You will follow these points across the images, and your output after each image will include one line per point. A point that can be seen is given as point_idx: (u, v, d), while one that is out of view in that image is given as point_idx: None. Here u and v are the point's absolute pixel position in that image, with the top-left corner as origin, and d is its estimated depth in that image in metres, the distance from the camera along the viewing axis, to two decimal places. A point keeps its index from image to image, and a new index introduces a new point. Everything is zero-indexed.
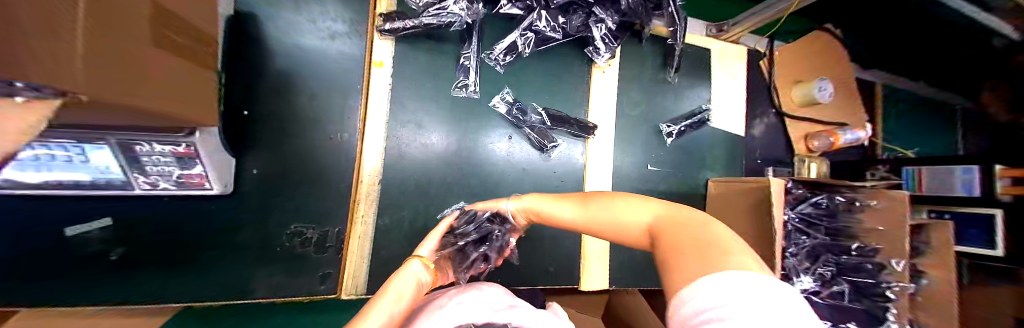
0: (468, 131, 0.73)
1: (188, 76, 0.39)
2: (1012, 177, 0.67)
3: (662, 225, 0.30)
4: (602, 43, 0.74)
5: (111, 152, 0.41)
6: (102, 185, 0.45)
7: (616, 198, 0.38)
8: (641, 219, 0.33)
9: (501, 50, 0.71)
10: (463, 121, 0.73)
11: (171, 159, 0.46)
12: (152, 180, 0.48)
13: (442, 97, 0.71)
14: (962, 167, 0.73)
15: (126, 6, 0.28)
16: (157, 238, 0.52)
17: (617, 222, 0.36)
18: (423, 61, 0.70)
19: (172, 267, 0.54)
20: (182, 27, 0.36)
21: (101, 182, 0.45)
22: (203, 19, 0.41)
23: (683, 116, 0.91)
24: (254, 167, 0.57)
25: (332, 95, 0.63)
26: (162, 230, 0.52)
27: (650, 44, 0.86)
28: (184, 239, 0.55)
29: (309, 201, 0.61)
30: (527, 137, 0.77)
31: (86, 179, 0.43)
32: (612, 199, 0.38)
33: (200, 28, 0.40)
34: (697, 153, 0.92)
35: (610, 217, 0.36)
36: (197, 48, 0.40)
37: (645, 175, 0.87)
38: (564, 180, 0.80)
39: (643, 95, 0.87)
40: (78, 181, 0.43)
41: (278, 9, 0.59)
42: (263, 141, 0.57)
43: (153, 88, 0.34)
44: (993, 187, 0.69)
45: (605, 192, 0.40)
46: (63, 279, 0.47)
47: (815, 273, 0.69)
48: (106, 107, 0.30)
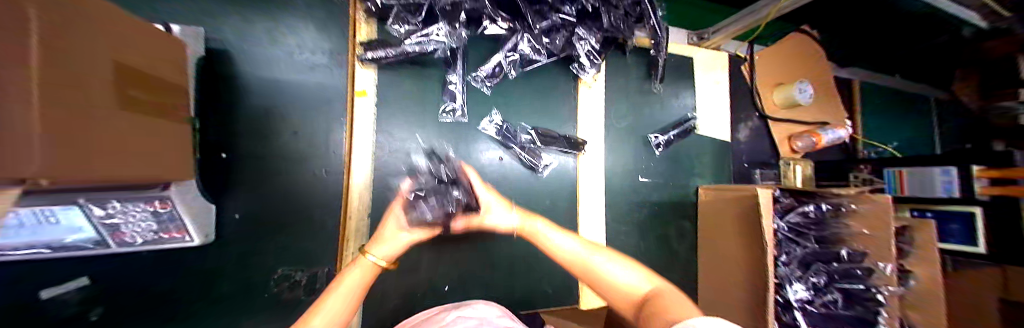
0: (457, 156, 0.72)
1: (148, 129, 0.37)
2: (988, 177, 0.71)
3: (665, 296, 0.36)
4: (587, 60, 0.74)
5: (85, 215, 0.40)
6: (77, 246, 0.44)
7: (616, 257, 0.42)
8: (643, 287, 0.38)
9: (486, 72, 0.70)
10: (451, 147, 0.72)
11: (148, 215, 0.44)
12: (129, 238, 0.46)
13: (428, 123, 0.70)
14: (939, 169, 0.76)
15: (73, 76, 0.27)
16: (134, 295, 0.50)
17: (612, 281, 0.40)
18: (408, 87, 0.69)
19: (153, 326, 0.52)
20: (133, 81, 0.34)
21: (75, 243, 0.44)
22: (158, 67, 0.38)
23: (670, 126, 0.91)
24: (236, 211, 0.55)
25: (315, 130, 0.61)
26: (142, 286, 0.51)
27: (633, 56, 0.87)
28: (162, 296, 0.52)
29: (296, 241, 0.60)
30: (517, 158, 0.76)
31: (60, 242, 0.42)
32: (610, 257, 0.42)
33: (157, 77, 0.38)
34: (686, 161, 0.93)
35: (599, 266, 0.41)
36: (155, 98, 0.38)
37: (637, 186, 0.88)
38: (556, 198, 0.79)
39: (629, 107, 0.87)
40: (52, 244, 0.42)
41: (254, 46, 0.58)
42: (244, 184, 0.56)
43: (109, 150, 0.32)
44: (972, 187, 0.72)
45: (604, 246, 0.44)
46: None
47: (808, 281, 0.70)
48: (66, 181, 0.28)
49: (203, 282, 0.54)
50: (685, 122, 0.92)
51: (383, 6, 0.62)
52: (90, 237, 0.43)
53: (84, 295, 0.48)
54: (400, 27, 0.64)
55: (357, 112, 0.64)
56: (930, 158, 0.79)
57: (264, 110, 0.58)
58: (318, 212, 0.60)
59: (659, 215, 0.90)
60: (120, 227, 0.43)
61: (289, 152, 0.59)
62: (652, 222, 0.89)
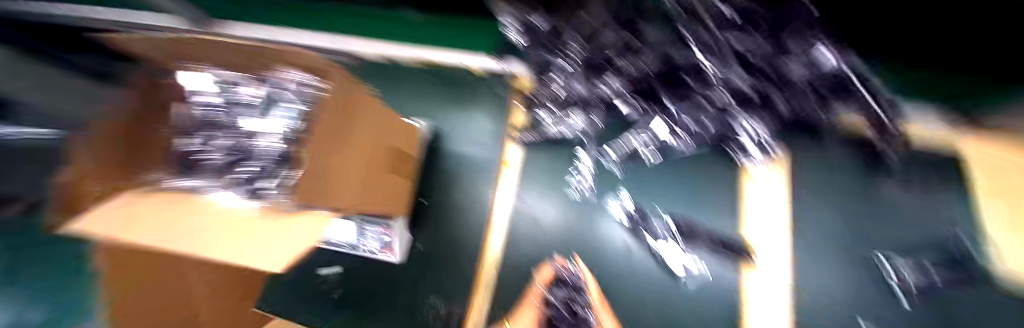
0: (584, 232, 0.72)
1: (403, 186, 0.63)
2: None
3: None
4: (756, 149, 0.62)
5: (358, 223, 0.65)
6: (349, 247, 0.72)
7: None
8: None
9: (620, 155, 0.69)
10: (579, 221, 0.73)
11: (383, 233, 0.67)
12: (370, 248, 0.70)
13: (561, 196, 0.75)
14: None
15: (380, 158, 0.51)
16: (355, 288, 0.72)
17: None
18: (548, 161, 0.77)
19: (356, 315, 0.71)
20: (402, 158, 0.60)
21: (349, 245, 0.72)
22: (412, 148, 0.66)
23: (921, 246, 0.59)
24: (419, 244, 0.74)
25: (474, 190, 0.77)
26: (360, 283, 0.72)
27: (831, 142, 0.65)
28: (367, 295, 0.72)
29: (445, 279, 0.72)
30: (652, 247, 0.69)
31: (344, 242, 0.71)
32: None
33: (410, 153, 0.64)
34: (959, 309, 0.57)
35: None
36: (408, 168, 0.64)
37: (840, 322, 0.61)
38: (699, 304, 0.65)
39: (827, 209, 0.66)
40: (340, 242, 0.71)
41: (451, 127, 0.82)
42: (427, 224, 0.76)
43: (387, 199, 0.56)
44: None
45: None
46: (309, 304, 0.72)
47: None
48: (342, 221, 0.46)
49: (385, 294, 0.72)
50: (945, 245, 0.58)
51: (535, 98, 0.73)
52: (352, 242, 0.70)
53: (336, 279, 0.73)
54: (545, 116, 0.72)
55: (503, 181, 0.77)
56: None
57: (444, 175, 0.78)
58: (459, 260, 0.73)
59: None
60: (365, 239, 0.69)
61: (454, 207, 0.76)
62: None
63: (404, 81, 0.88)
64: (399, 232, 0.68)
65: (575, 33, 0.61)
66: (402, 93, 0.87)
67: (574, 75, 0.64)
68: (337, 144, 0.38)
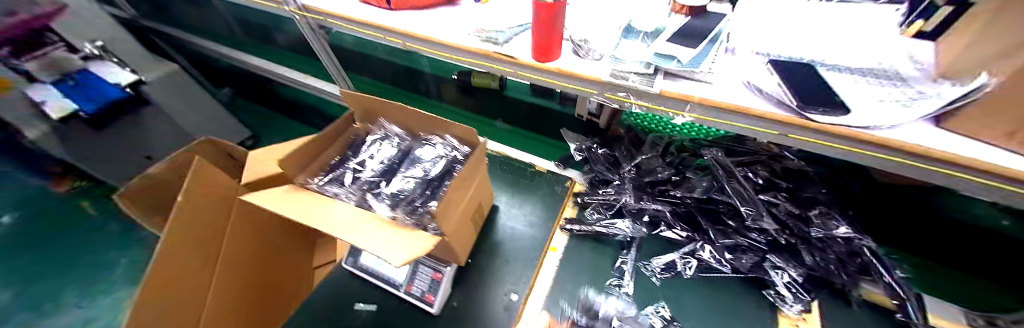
0: None
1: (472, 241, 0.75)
2: None
3: None
4: (788, 290, 0.67)
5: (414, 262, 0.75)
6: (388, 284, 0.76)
7: None
8: None
9: (660, 264, 0.75)
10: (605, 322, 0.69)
11: (433, 278, 0.73)
12: (411, 290, 0.74)
13: (593, 295, 0.73)
14: None
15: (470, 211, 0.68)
16: None
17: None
18: (586, 255, 0.81)
19: None
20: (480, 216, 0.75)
21: (389, 282, 0.76)
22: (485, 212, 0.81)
23: None
24: (455, 300, 0.76)
25: (515, 265, 0.82)
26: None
27: (863, 311, 0.67)
28: None
29: None
30: None
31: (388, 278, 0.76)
32: None
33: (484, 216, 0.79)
34: None
35: None
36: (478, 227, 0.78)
37: None
38: None
39: None
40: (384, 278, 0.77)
41: (509, 206, 0.96)
42: (466, 284, 0.79)
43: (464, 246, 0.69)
44: None
45: None
46: None
47: None
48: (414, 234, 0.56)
49: None
50: None
51: (587, 200, 0.89)
52: (400, 281, 0.75)
53: (368, 315, 0.74)
54: (594, 215, 0.85)
55: (546, 262, 0.81)
56: None
57: (494, 243, 0.87)
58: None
59: None
60: (417, 281, 0.74)
61: (494, 276, 0.80)
62: None
63: None
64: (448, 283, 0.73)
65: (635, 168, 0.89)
66: None
67: (629, 191, 0.84)
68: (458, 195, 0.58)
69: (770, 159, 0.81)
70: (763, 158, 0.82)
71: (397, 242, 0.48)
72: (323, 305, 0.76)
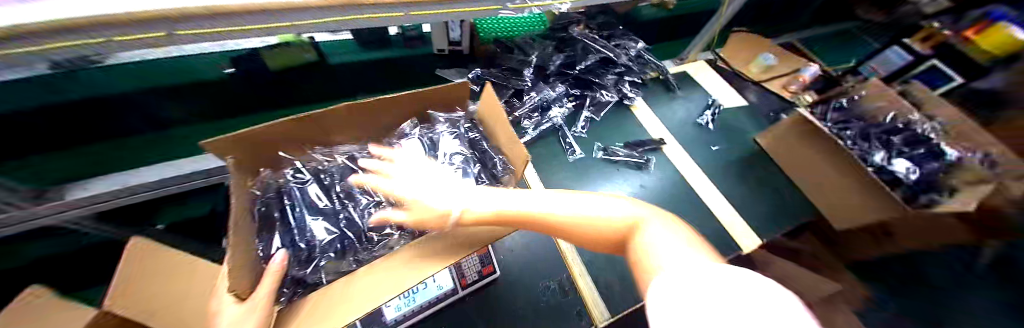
0: (594, 180, 0.95)
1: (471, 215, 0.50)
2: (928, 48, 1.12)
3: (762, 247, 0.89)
4: (633, 93, 1.14)
5: (448, 270, 0.68)
6: (440, 300, 0.68)
7: (736, 229, 0.92)
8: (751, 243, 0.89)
9: (580, 124, 1.04)
10: (587, 175, 0.96)
11: (477, 260, 0.71)
12: (468, 275, 0.70)
13: (565, 167, 0.97)
14: (890, 51, 1.17)
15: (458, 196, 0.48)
16: (474, 322, 0.70)
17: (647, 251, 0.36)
18: (543, 150, 1.00)
19: None
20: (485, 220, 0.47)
21: (440, 297, 0.68)
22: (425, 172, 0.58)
23: (704, 109, 1.20)
24: (500, 254, 0.79)
25: None
26: (481, 312, 0.71)
27: (654, 83, 1.25)
28: (491, 321, 0.70)
29: (539, 263, 0.78)
30: (629, 166, 1.01)
31: (435, 301, 0.67)
32: (744, 229, 0.92)
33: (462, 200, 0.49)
34: (734, 125, 1.17)
35: (743, 235, 0.91)
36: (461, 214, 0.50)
37: (715, 154, 1.09)
38: (670, 182, 1.00)
39: (675, 109, 1.19)
40: (433, 308, 0.68)
41: None
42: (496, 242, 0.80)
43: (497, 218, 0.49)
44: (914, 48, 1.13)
45: (736, 225, 0.93)
46: None
47: (877, 145, 0.90)
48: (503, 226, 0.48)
49: (497, 312, 0.71)
50: (711, 106, 1.20)
51: (515, 117, 1.01)
52: (450, 287, 0.68)
53: None
54: (532, 123, 1.01)
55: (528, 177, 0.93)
56: (873, 53, 1.19)
57: None
58: (535, 251, 0.80)
59: (750, 165, 1.08)
60: (464, 271, 0.69)
61: None
62: (748, 174, 1.06)
63: None
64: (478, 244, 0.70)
65: (532, 67, 1.06)
66: None
67: (543, 87, 1.04)
68: (507, 144, 0.57)
69: (582, 19, 1.16)
70: (583, 22, 1.17)
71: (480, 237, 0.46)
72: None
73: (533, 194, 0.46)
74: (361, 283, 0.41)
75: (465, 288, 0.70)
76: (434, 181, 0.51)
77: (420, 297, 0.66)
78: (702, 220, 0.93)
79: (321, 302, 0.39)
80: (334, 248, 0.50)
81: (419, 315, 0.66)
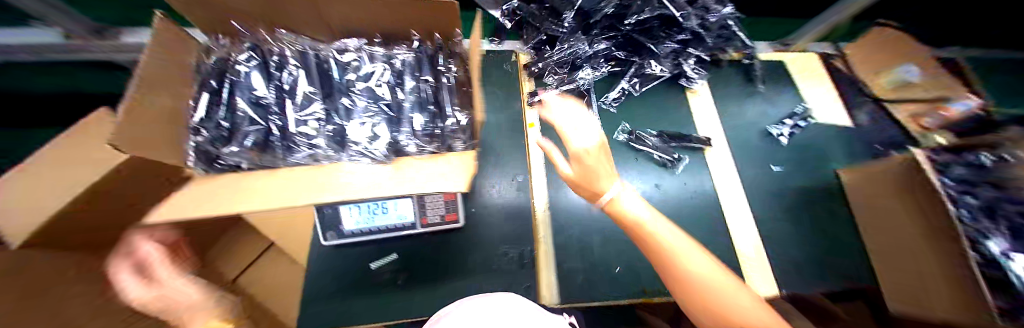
0: None
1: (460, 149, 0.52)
2: None
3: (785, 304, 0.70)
4: (695, 73, 0.92)
5: (410, 203, 0.66)
6: (397, 228, 0.69)
7: (753, 268, 0.76)
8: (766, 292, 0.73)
9: (612, 96, 0.89)
10: None
11: (442, 203, 0.68)
12: (431, 216, 0.69)
13: (576, 139, 0.86)
14: None
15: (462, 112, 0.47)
16: (424, 260, 0.70)
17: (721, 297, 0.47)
18: (561, 114, 0.89)
19: (427, 283, 0.68)
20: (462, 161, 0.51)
21: (398, 227, 0.68)
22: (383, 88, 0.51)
23: (784, 117, 0.95)
24: (471, 207, 0.76)
25: (510, 153, 0.82)
26: (432, 254, 0.71)
27: (730, 67, 1.01)
28: (442, 265, 0.70)
29: (507, 229, 0.74)
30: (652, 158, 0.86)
31: (391, 228, 0.68)
32: (763, 272, 0.75)
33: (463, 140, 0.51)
34: (815, 148, 0.93)
35: (756, 278, 0.75)
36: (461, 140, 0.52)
37: (771, 174, 0.89)
38: (695, 190, 0.84)
39: (743, 108, 0.97)
40: (390, 234, 0.69)
41: None
42: (473, 193, 0.77)
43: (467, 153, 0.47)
44: None
45: (755, 265, 0.77)
46: (374, 298, 0.67)
47: (1009, 228, 0.61)
48: (432, 172, 0.42)
49: (450, 258, 0.71)
50: (795, 114, 0.95)
51: (539, 68, 0.91)
52: (410, 220, 0.68)
53: (396, 266, 0.69)
54: (553, 80, 0.89)
55: (530, 136, 0.86)
56: None
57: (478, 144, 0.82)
58: (508, 215, 0.76)
59: (807, 198, 0.86)
60: (426, 211, 0.68)
61: (488, 171, 0.80)
62: (800, 208, 0.85)
63: None
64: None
65: (576, 10, 0.86)
66: None
67: (578, 40, 0.87)
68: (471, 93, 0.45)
69: None
70: None
71: (416, 165, 0.43)
72: (351, 272, 0.68)
73: (640, 202, 0.51)
74: (277, 183, 0.39)
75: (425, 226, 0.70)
76: (584, 126, 0.51)
77: (377, 220, 0.66)
78: (713, 240, 0.79)
79: (231, 184, 0.39)
80: (252, 144, 0.46)
81: (375, 235, 0.68)
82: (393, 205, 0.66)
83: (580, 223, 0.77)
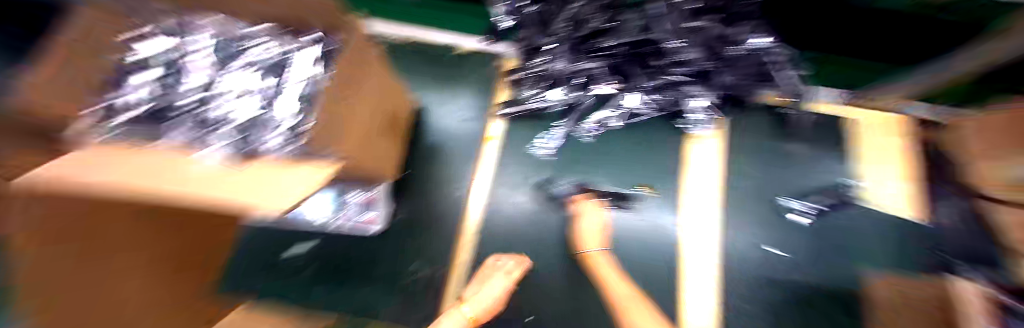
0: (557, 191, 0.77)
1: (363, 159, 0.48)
2: None
3: None
4: (702, 115, 0.75)
5: (331, 198, 0.70)
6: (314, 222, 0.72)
7: None
8: None
9: (591, 124, 0.78)
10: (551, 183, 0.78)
11: (360, 204, 0.70)
12: (348, 217, 0.71)
13: (535, 162, 0.79)
14: None
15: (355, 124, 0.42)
16: (336, 256, 0.71)
17: None
18: (526, 134, 0.82)
19: (332, 280, 0.69)
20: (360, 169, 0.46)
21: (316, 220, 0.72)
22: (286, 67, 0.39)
23: (813, 192, 0.75)
24: (397, 214, 0.74)
25: (460, 162, 0.79)
26: (345, 253, 0.71)
27: (757, 114, 0.82)
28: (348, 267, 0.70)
29: (425, 246, 0.71)
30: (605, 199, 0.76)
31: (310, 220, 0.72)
32: None
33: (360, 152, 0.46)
34: (843, 241, 0.72)
35: None
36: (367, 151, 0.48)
37: (770, 259, 0.70)
38: (656, 252, 0.72)
39: (757, 168, 0.78)
40: (308, 226, 0.72)
41: (435, 103, 0.84)
42: (404, 198, 0.75)
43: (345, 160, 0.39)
44: None
45: None
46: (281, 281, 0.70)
47: None
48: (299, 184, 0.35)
49: (359, 261, 0.70)
50: (834, 190, 0.75)
51: (521, 75, 0.80)
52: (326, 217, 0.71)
53: (308, 256, 0.71)
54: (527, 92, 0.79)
55: (488, 150, 0.80)
56: None
57: (430, 148, 0.79)
58: (431, 231, 0.72)
59: (811, 301, 0.67)
60: (347, 203, 0.70)
61: (429, 179, 0.77)
62: (795, 310, 0.66)
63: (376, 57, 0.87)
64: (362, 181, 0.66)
65: (564, 14, 0.72)
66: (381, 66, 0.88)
67: (561, 54, 0.73)
68: (347, 103, 0.37)
69: None
70: None
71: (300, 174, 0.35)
72: (271, 250, 0.72)
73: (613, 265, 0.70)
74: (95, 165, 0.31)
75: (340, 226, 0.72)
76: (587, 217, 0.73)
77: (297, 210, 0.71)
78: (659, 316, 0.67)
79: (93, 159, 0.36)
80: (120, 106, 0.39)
81: (294, 223, 0.72)
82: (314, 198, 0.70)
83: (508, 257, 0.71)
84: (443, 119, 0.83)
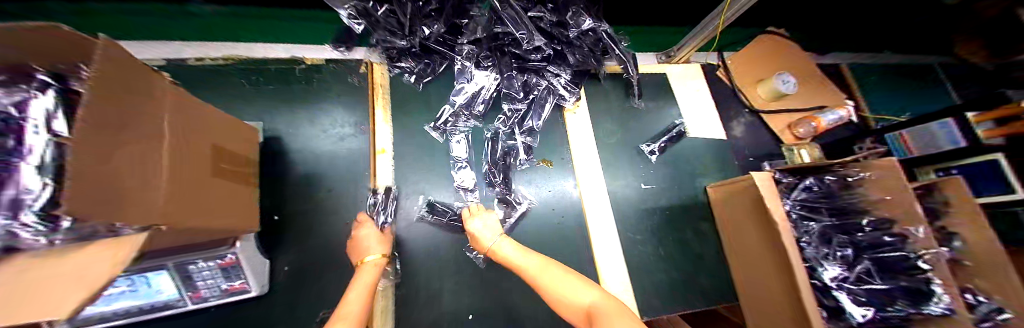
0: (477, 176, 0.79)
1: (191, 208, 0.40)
2: (993, 120, 0.76)
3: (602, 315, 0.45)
4: (566, 91, 0.87)
5: (167, 276, 0.50)
6: (159, 306, 0.54)
7: None
8: None
9: (480, 108, 0.81)
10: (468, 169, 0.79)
11: (217, 271, 0.53)
12: (202, 293, 0.55)
13: (433, 161, 0.78)
14: (938, 122, 0.81)
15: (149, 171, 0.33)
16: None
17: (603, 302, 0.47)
18: (417, 137, 0.79)
19: None
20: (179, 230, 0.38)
21: (159, 304, 0.53)
22: None
23: (659, 134, 0.94)
24: (285, 264, 0.65)
25: (348, 186, 0.72)
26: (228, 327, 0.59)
27: (610, 82, 0.96)
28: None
29: (334, 287, 0.65)
30: (524, 171, 0.81)
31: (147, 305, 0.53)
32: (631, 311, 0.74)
33: (188, 200, 0.39)
34: (687, 164, 0.92)
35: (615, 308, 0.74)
36: (196, 199, 0.40)
37: (643, 193, 0.87)
38: (564, 215, 0.80)
39: (619, 125, 0.93)
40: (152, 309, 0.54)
41: (301, 126, 0.74)
42: (288, 243, 0.66)
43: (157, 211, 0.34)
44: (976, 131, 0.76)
45: None
46: None
47: (836, 257, 0.65)
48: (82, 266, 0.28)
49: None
50: (672, 129, 0.95)
51: (394, 79, 0.80)
52: (172, 299, 0.53)
53: None
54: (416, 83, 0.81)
55: (379, 168, 0.73)
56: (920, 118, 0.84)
57: (305, 179, 0.71)
58: (336, 264, 0.66)
59: (675, 218, 0.86)
60: (196, 284, 0.53)
61: (318, 212, 0.69)
62: (669, 228, 0.85)
63: (216, 90, 0.73)
64: (210, 252, 0.50)
65: (422, 22, 0.76)
66: (221, 98, 0.72)
67: (437, 58, 0.82)
68: (112, 157, 0.29)
69: None
70: None
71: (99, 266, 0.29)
72: None
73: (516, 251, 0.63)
74: None
75: (202, 300, 0.56)
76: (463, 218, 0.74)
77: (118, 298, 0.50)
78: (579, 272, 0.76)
79: None
80: None
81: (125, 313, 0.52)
82: (137, 282, 0.49)
83: (431, 264, 0.71)
84: (316, 143, 0.74)
